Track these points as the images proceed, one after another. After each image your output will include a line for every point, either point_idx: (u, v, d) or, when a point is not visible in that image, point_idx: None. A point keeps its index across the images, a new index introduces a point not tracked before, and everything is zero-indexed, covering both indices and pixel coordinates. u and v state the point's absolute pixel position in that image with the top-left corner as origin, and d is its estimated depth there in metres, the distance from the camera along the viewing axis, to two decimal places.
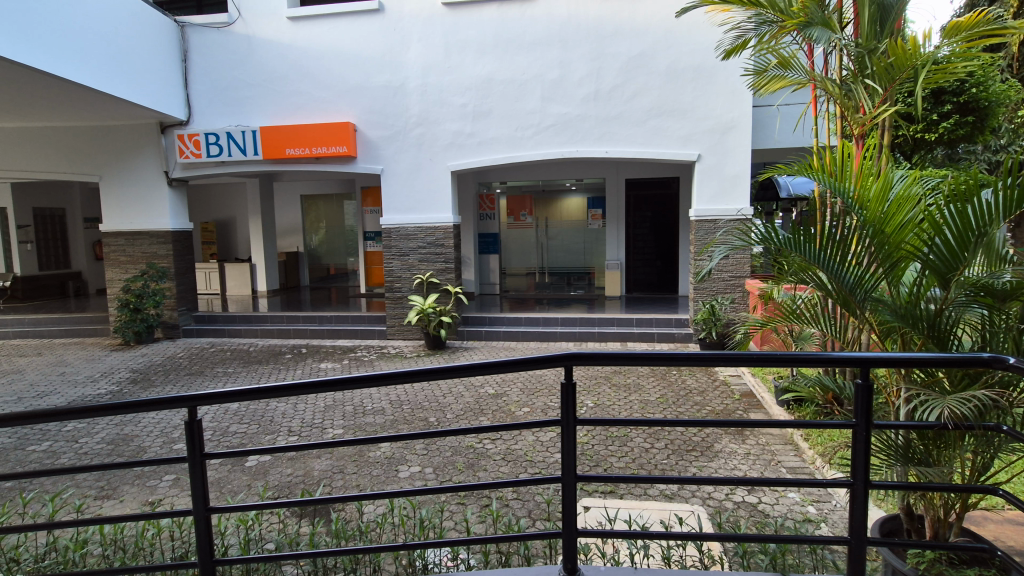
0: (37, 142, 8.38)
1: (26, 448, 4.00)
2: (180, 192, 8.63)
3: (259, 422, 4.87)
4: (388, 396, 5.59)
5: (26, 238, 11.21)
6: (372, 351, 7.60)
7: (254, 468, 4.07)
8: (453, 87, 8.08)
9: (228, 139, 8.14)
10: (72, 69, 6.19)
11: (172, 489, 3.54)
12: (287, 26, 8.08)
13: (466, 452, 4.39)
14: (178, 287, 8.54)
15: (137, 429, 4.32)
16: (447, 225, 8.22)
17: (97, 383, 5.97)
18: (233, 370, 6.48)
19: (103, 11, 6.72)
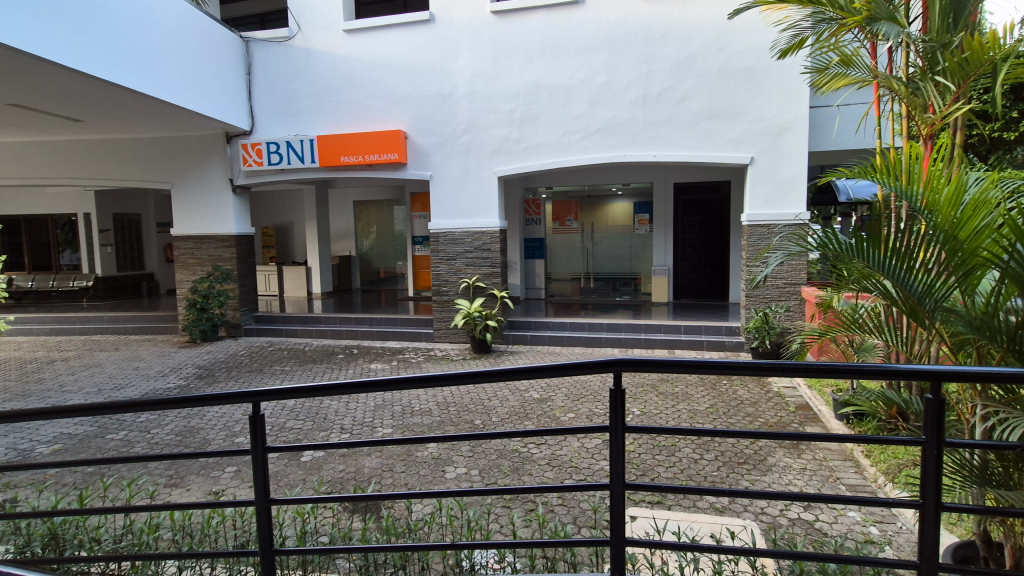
0: (117, 153, 9.04)
1: (105, 436, 4.30)
2: (243, 199, 9.12)
3: (314, 420, 5.07)
4: (435, 397, 5.69)
5: (106, 241, 12.12)
6: (419, 353, 7.76)
7: (308, 463, 4.23)
8: (501, 94, 8.17)
9: (288, 148, 8.54)
10: (150, 82, 6.62)
11: (233, 481, 3.72)
12: (343, 39, 8.41)
13: (511, 456, 4.41)
14: (240, 288, 9.00)
15: (202, 422, 4.57)
16: (493, 229, 8.31)
17: (168, 377, 6.38)
18: (289, 368, 6.76)
19: (178, 29, 7.19)
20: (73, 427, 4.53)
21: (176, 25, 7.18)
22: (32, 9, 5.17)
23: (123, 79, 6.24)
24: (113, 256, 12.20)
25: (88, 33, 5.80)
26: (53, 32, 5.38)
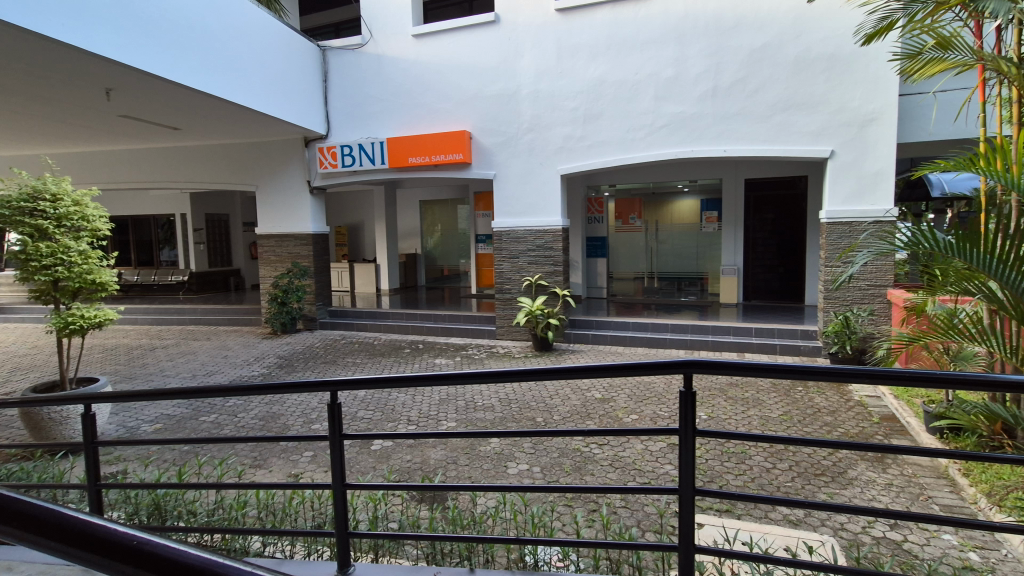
0: (208, 158, 9.77)
1: (200, 418, 4.68)
2: (318, 199, 9.63)
3: (383, 410, 5.28)
4: (497, 394, 5.77)
5: (199, 239, 13.20)
6: (482, 349, 7.89)
7: (378, 452, 4.41)
8: (565, 91, 8.14)
9: (360, 150, 8.92)
10: (245, 94, 7.07)
11: (310, 465, 3.95)
12: (412, 44, 8.67)
13: (573, 455, 4.39)
14: (315, 284, 9.51)
15: (283, 408, 4.88)
16: (556, 228, 8.30)
17: (252, 366, 6.86)
18: (360, 361, 7.07)
19: (272, 43, 7.68)
20: (172, 409, 4.97)
21: (266, 36, 7.57)
22: (146, 36, 5.63)
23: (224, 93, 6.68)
24: (205, 253, 13.28)
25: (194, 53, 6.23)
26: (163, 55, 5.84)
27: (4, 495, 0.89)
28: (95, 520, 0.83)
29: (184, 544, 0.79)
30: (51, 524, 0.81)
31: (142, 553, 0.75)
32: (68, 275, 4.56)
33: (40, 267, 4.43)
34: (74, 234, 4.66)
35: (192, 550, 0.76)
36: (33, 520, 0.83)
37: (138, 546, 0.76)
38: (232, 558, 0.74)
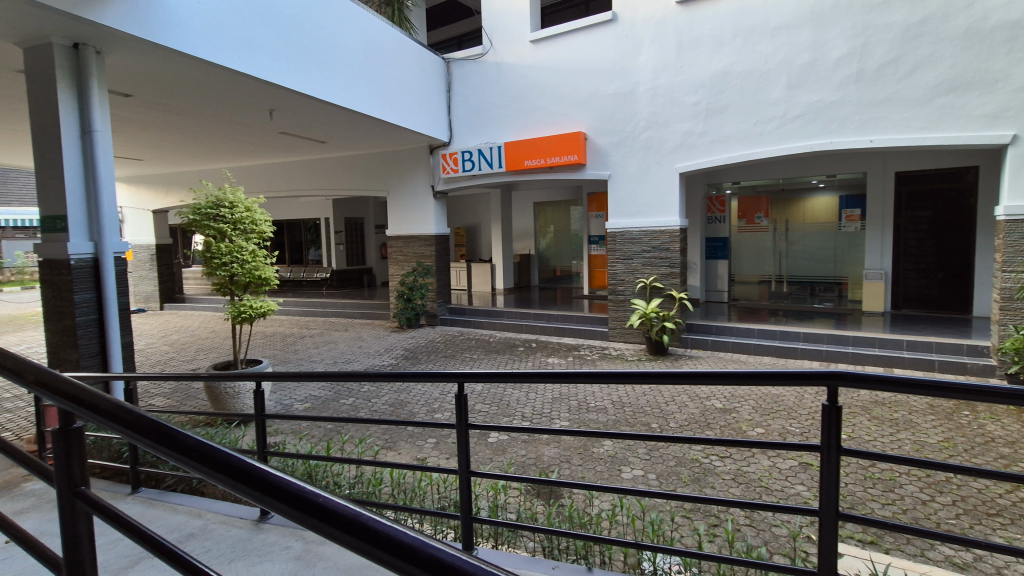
0: (346, 167, 10.80)
1: (341, 400, 5.22)
2: (441, 203, 10.23)
3: (498, 405, 5.48)
4: (610, 396, 5.71)
5: (339, 241, 14.69)
6: (594, 351, 7.84)
7: (494, 444, 4.59)
8: (685, 86, 7.81)
9: (479, 155, 9.30)
10: (384, 108, 7.69)
11: (434, 451, 4.21)
12: (529, 50, 8.88)
13: (691, 466, 4.20)
14: (437, 283, 10.10)
15: (409, 397, 5.27)
16: (673, 228, 7.99)
17: (382, 356, 7.49)
18: (476, 356, 7.39)
19: (406, 59, 8.26)
20: (318, 390, 5.59)
21: (402, 53, 8.15)
22: (318, 68, 6.40)
23: (366, 109, 7.29)
24: (344, 253, 14.74)
25: (344, 74, 6.86)
26: (324, 80, 6.50)
27: (201, 442, 1.06)
28: (265, 468, 1.00)
29: (346, 500, 0.93)
30: (247, 473, 0.98)
31: (319, 506, 0.89)
32: (241, 270, 5.33)
33: (220, 264, 5.23)
34: (246, 236, 5.44)
35: (346, 504, 0.90)
36: (231, 468, 0.99)
37: (314, 499, 0.91)
38: (377, 514, 0.88)
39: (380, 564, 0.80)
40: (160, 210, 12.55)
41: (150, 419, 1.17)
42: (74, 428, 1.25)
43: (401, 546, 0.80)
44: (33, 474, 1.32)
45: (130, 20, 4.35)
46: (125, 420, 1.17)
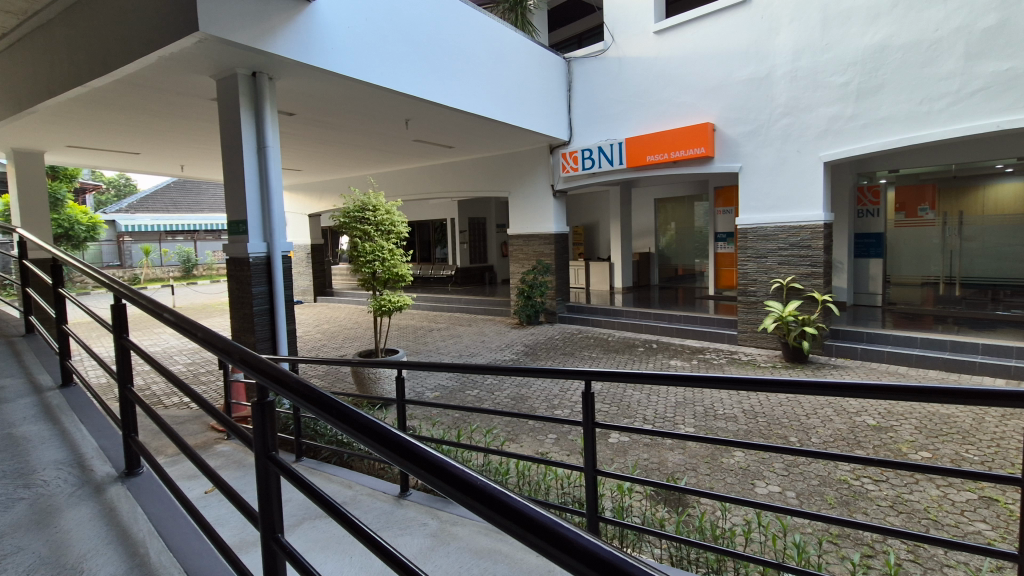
0: (470, 169, 11.31)
1: (467, 391, 5.50)
2: (560, 202, 10.31)
3: (619, 405, 5.40)
4: (741, 404, 5.34)
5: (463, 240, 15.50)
6: (721, 354, 7.41)
7: (616, 445, 4.54)
8: (833, 65, 7.03)
9: (599, 152, 9.21)
10: (508, 109, 7.92)
11: (555, 446, 4.27)
12: (653, 41, 8.60)
13: (838, 487, 3.78)
14: (556, 281, 10.20)
15: (530, 392, 5.40)
16: (816, 223, 7.24)
17: (504, 351, 7.76)
18: (595, 355, 7.38)
19: (528, 61, 8.42)
20: (446, 380, 5.95)
21: (525, 55, 8.32)
22: (449, 77, 6.77)
23: (491, 112, 7.56)
24: (467, 251, 15.49)
25: (471, 80, 7.16)
26: (455, 88, 6.87)
27: (351, 411, 1.17)
28: (406, 437, 1.09)
29: (479, 473, 1.00)
30: (406, 452, 1.03)
31: (476, 489, 0.93)
32: (381, 267, 5.84)
33: (364, 262, 5.78)
34: (386, 236, 5.96)
35: (477, 477, 0.97)
36: (392, 446, 1.05)
37: (471, 482, 0.95)
38: (506, 488, 0.95)
39: (539, 552, 0.82)
40: (313, 214, 14.21)
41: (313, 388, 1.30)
42: (266, 402, 1.42)
43: (531, 521, 0.86)
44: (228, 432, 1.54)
45: (298, 48, 4.95)
46: (297, 393, 1.28)
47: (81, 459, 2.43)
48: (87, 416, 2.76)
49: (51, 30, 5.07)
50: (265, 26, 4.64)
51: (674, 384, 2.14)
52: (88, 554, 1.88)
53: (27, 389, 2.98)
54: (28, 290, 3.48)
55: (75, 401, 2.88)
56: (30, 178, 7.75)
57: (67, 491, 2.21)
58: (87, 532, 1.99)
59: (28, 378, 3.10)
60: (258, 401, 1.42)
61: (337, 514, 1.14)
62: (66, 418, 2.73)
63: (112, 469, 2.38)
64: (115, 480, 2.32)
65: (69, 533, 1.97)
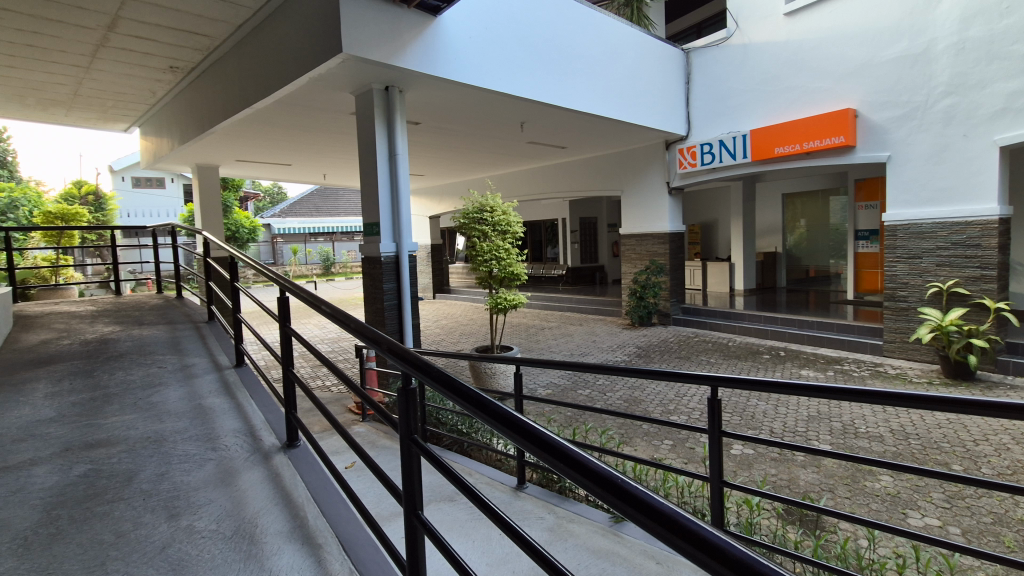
0: (582, 168, 11.26)
1: (578, 390, 5.50)
2: (676, 200, 9.91)
3: (743, 415, 5.07)
4: (888, 423, 4.76)
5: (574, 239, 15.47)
6: (863, 366, 6.64)
7: (739, 458, 4.28)
8: (1013, 32, 5.99)
9: (721, 146, 8.73)
10: (623, 106, 7.74)
11: (671, 453, 4.12)
12: (784, 24, 7.95)
13: (1018, 528, 3.21)
14: (671, 281, 9.81)
15: (643, 395, 5.26)
16: (987, 218, 6.21)
17: (616, 352, 7.64)
18: (715, 360, 6.99)
19: (644, 55, 8.15)
20: (558, 378, 6.01)
21: (642, 51, 8.11)
22: (565, 78, 6.80)
23: (607, 111, 7.48)
24: (578, 251, 15.46)
25: (586, 79, 7.14)
26: (571, 88, 6.89)
27: (487, 400, 1.24)
28: (536, 426, 1.13)
29: (609, 466, 1.00)
30: (544, 444, 1.06)
31: (615, 485, 0.93)
32: (498, 266, 6.04)
33: (482, 260, 6.03)
34: (502, 236, 6.16)
35: (606, 469, 0.97)
36: (532, 437, 1.08)
37: (611, 478, 0.95)
38: (638, 482, 0.94)
39: (687, 558, 0.80)
40: (433, 216, 15.08)
41: (450, 377, 1.37)
42: (410, 389, 1.54)
43: (666, 517, 0.85)
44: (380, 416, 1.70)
45: (426, 61, 5.29)
46: (440, 381, 1.36)
47: (253, 429, 2.81)
48: (255, 393, 3.19)
49: (226, 60, 5.93)
50: (398, 42, 5.01)
51: (813, 396, 1.94)
52: (261, 511, 2.19)
53: (211, 367, 3.51)
54: (211, 284, 4.10)
55: (246, 379, 3.34)
56: (208, 188, 9.13)
57: (243, 455, 2.58)
58: (259, 492, 2.31)
59: (211, 358, 3.65)
60: (403, 388, 1.55)
61: (477, 498, 1.21)
62: (240, 394, 3.18)
63: (276, 441, 2.73)
64: (279, 450, 2.66)
65: (246, 492, 2.31)
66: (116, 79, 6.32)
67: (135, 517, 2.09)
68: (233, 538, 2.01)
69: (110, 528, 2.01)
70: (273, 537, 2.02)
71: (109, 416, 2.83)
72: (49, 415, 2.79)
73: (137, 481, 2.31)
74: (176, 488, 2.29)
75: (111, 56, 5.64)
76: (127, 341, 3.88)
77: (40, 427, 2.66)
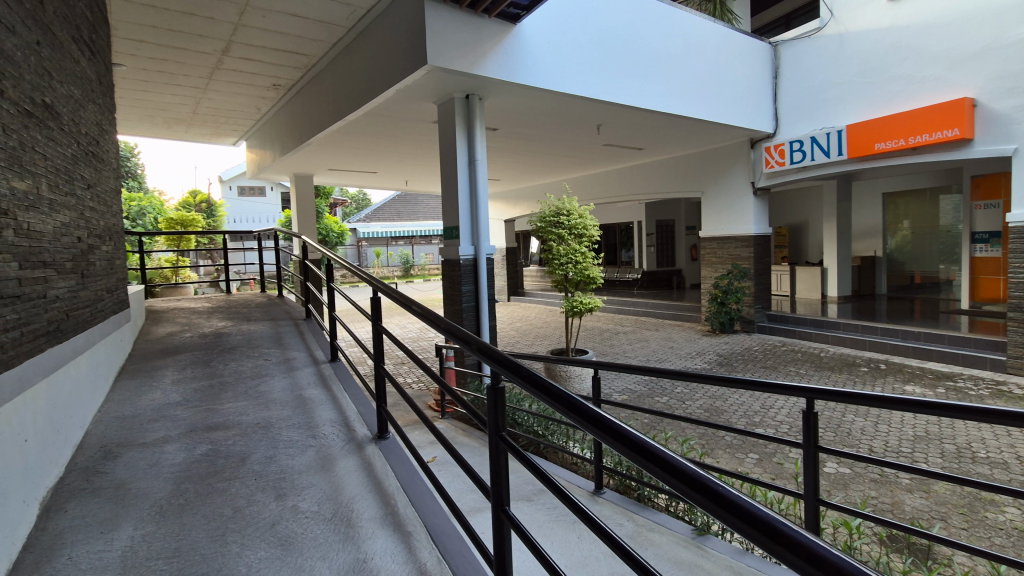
0: (660, 169, 10.99)
1: (655, 397, 5.36)
2: (761, 201, 9.42)
3: (838, 431, 4.73)
4: (1013, 448, 4.24)
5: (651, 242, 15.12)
6: (981, 384, 5.96)
7: (834, 477, 4.00)
8: None
9: (813, 143, 8.22)
10: (704, 105, 7.47)
11: (757, 467, 3.91)
12: (887, 9, 7.34)
13: None
14: (755, 287, 9.33)
15: (726, 405, 5.04)
16: None
17: (696, 359, 7.37)
18: (805, 371, 6.56)
19: (728, 51, 7.82)
20: (634, 384, 5.90)
21: (726, 46, 7.79)
22: (645, 78, 6.66)
23: (688, 110, 7.25)
24: (654, 255, 15.08)
25: (667, 77, 6.95)
26: (651, 88, 6.74)
27: (573, 399, 1.23)
28: (622, 425, 1.10)
29: (702, 468, 0.96)
30: (638, 446, 1.03)
31: (711, 489, 0.88)
32: (575, 269, 6.05)
33: (558, 263, 6.05)
34: (579, 239, 6.16)
35: (701, 471, 0.93)
36: (624, 440, 1.05)
37: (710, 484, 0.90)
38: (735, 486, 0.89)
39: (796, 571, 0.74)
40: (508, 220, 15.33)
41: (536, 377, 1.38)
42: (498, 387, 1.56)
43: (767, 526, 0.79)
44: (468, 414, 1.74)
45: (506, 68, 5.40)
46: (528, 381, 1.37)
47: (347, 420, 3.01)
48: (349, 386, 3.40)
49: (322, 76, 6.38)
50: (479, 51, 5.15)
51: (927, 413, 1.77)
52: (356, 496, 2.33)
53: (309, 361, 3.80)
54: (308, 284, 4.42)
55: (340, 373, 3.57)
56: (304, 195, 9.84)
57: (340, 444, 2.77)
58: (354, 479, 2.47)
59: (309, 352, 3.94)
60: (491, 387, 1.58)
61: (568, 497, 1.21)
62: (335, 386, 3.40)
63: (368, 432, 2.90)
64: (371, 440, 2.82)
65: (342, 478, 2.47)
66: (228, 98, 6.98)
67: (248, 494, 2.31)
68: (332, 520, 2.16)
69: (228, 503, 2.24)
70: (368, 522, 2.15)
71: (224, 402, 3.14)
72: (176, 399, 3.13)
73: (249, 462, 2.55)
74: (283, 471, 2.50)
75: (225, 77, 6.26)
76: (238, 335, 4.28)
77: (169, 410, 3.00)
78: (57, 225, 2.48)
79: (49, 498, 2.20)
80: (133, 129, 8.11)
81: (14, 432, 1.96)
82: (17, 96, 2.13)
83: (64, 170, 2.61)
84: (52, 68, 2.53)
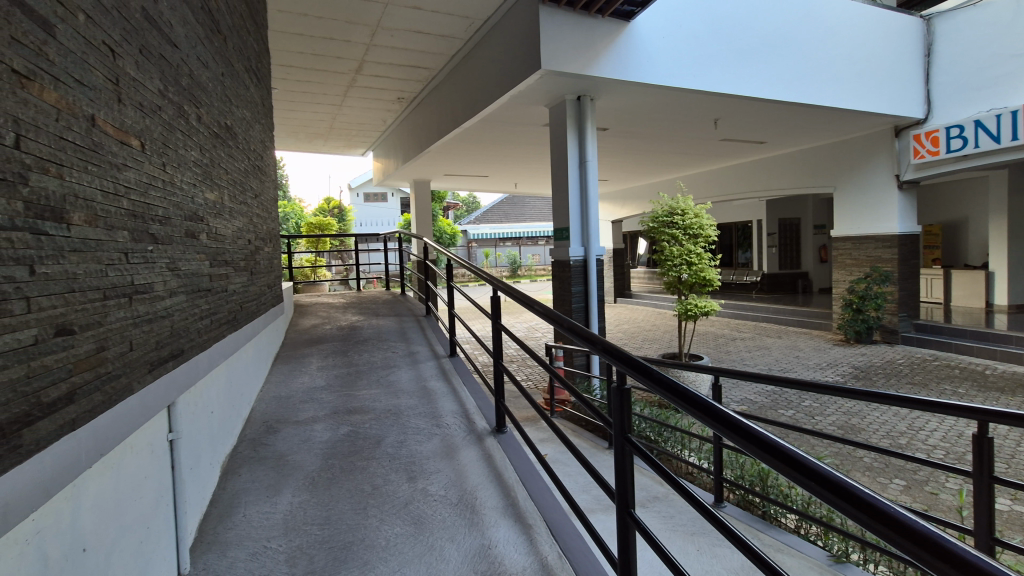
0: (784, 164, 10.19)
1: (779, 410, 4.98)
2: (908, 195, 8.36)
3: (1012, 463, 4.04)
4: None
5: (772, 242, 14.13)
6: None
7: (1006, 516, 3.44)
8: None
9: (977, 127, 7.14)
10: (839, 91, 6.80)
11: (904, 495, 3.49)
12: None
13: None
14: (900, 292, 8.30)
15: (864, 423, 4.54)
16: None
17: (827, 371, 6.72)
18: (965, 390, 5.71)
19: (869, 30, 7.04)
20: (754, 395, 5.53)
21: (867, 24, 7.02)
22: (770, 65, 6.20)
23: (821, 98, 6.64)
24: (776, 256, 14.11)
25: (795, 64, 6.42)
26: (775, 76, 6.26)
27: (705, 401, 1.15)
28: (760, 429, 1.02)
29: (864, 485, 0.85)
30: (779, 454, 0.94)
31: (877, 510, 0.78)
32: (688, 270, 5.82)
33: (671, 264, 5.84)
34: (694, 240, 5.91)
35: (860, 487, 0.83)
36: (765, 446, 0.97)
37: (873, 503, 0.79)
38: (904, 508, 0.78)
39: None
40: (617, 220, 15.09)
41: (665, 378, 1.32)
42: (623, 387, 1.53)
43: (952, 556, 0.69)
44: (591, 414, 1.73)
45: (618, 67, 5.33)
46: (659, 382, 1.32)
47: (467, 412, 3.16)
48: (467, 380, 3.57)
49: (440, 86, 6.75)
50: (592, 52, 5.14)
51: None
52: (478, 486, 2.45)
53: (431, 355, 4.05)
54: (428, 283, 4.69)
55: (459, 368, 3.76)
56: (421, 199, 10.49)
57: (461, 434, 2.92)
58: (476, 469, 2.59)
59: (430, 347, 4.20)
60: (616, 387, 1.55)
61: (702, 504, 1.15)
62: (456, 380, 3.59)
63: (486, 425, 3.02)
64: (489, 433, 2.94)
65: (465, 466, 2.61)
66: (360, 112, 7.65)
67: (383, 474, 2.52)
68: (458, 505, 2.29)
69: (366, 480, 2.46)
70: (490, 510, 2.25)
71: (360, 389, 3.45)
72: (321, 384, 3.51)
73: (384, 445, 2.78)
74: (411, 456, 2.69)
75: (357, 93, 6.87)
76: (368, 329, 4.67)
77: (316, 393, 3.37)
78: (235, 229, 2.90)
79: (227, 462, 2.58)
80: (282, 144, 9.20)
81: (204, 404, 2.32)
82: (208, 119, 2.52)
83: (239, 182, 3.04)
84: (231, 94, 2.96)
